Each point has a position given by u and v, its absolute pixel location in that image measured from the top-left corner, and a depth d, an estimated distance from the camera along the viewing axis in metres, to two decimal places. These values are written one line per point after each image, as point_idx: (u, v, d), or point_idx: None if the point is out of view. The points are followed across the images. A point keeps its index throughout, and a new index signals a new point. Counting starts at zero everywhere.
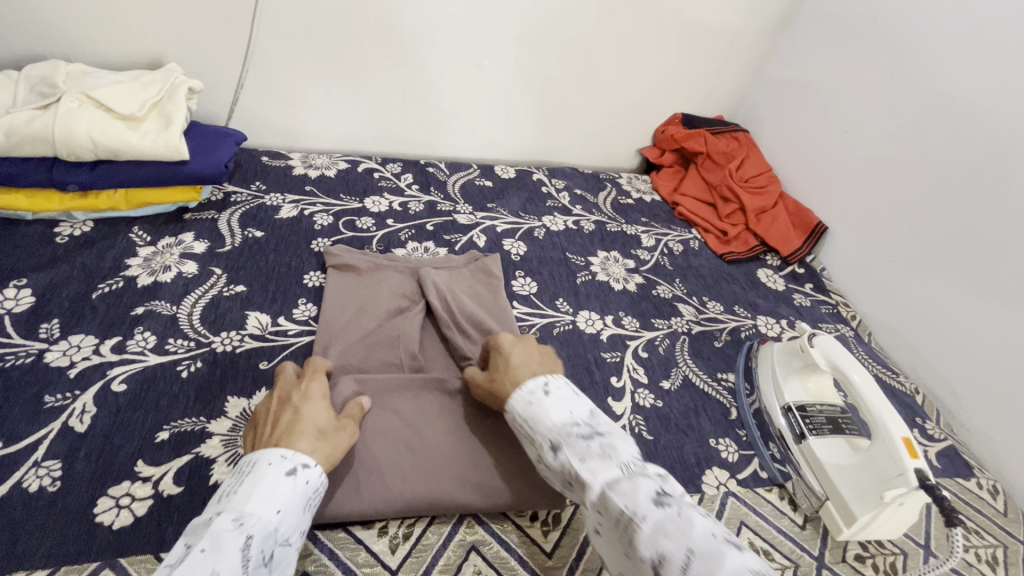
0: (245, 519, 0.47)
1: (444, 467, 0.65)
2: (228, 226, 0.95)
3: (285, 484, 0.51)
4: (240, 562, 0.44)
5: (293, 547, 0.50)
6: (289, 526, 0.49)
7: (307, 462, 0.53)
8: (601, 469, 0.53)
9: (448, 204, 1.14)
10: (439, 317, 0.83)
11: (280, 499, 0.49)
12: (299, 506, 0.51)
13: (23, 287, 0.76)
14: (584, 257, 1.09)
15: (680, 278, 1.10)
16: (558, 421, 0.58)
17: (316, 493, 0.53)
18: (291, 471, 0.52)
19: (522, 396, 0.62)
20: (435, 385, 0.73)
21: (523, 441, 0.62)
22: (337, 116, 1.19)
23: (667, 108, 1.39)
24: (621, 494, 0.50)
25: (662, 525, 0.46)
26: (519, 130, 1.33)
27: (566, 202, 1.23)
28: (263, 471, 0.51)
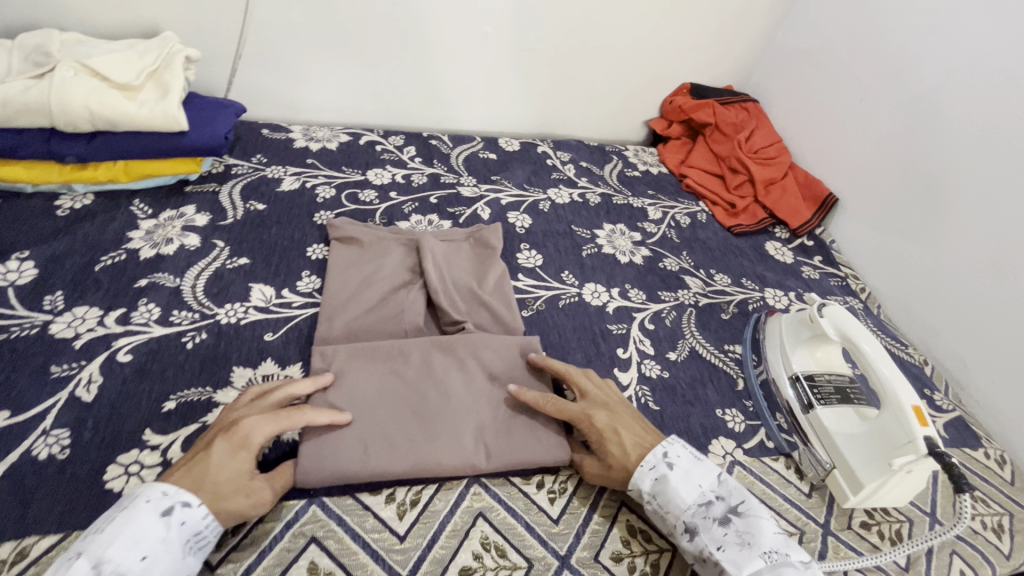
0: (102, 567, 0.46)
1: (450, 429, 0.65)
2: (230, 199, 0.94)
3: (155, 527, 0.49)
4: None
5: None
6: (161, 574, 0.48)
7: (186, 502, 0.51)
8: (744, 560, 0.55)
9: (452, 176, 1.12)
10: (441, 289, 0.82)
11: (146, 544, 0.48)
12: (173, 553, 0.49)
13: (26, 259, 0.76)
14: (590, 230, 1.08)
15: (687, 250, 1.09)
16: (690, 502, 0.59)
17: (201, 533, 0.51)
18: (167, 511, 0.50)
19: (645, 472, 0.62)
20: (439, 351, 0.72)
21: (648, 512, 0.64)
22: (338, 88, 1.17)
23: (675, 77, 1.36)
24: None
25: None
26: (524, 101, 1.30)
27: (572, 174, 1.22)
28: (136, 509, 0.50)
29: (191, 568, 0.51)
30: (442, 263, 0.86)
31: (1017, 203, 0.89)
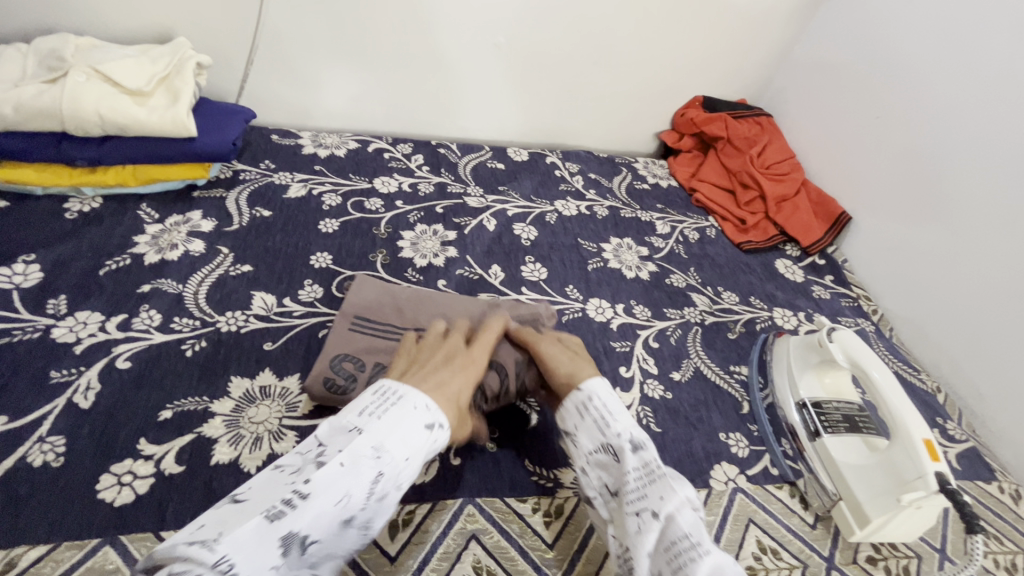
0: (383, 452, 0.49)
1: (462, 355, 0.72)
2: (236, 205, 0.94)
3: (420, 435, 0.52)
4: (367, 495, 0.47)
5: (402, 492, 0.52)
6: (406, 475, 0.51)
7: (443, 423, 0.55)
8: (678, 485, 0.57)
9: (459, 186, 1.11)
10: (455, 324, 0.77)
11: (413, 450, 0.51)
12: (421, 458, 0.53)
13: (32, 262, 0.76)
14: (596, 243, 1.06)
15: (695, 266, 1.07)
16: (632, 426, 0.63)
17: (436, 450, 0.55)
18: (429, 424, 0.54)
19: (607, 387, 0.66)
20: None
21: (580, 427, 0.63)
22: (348, 95, 1.17)
23: (687, 90, 1.34)
24: (689, 524, 0.53)
25: (721, 564, 0.50)
26: (534, 110, 1.29)
27: (580, 186, 1.20)
28: (408, 410, 0.53)
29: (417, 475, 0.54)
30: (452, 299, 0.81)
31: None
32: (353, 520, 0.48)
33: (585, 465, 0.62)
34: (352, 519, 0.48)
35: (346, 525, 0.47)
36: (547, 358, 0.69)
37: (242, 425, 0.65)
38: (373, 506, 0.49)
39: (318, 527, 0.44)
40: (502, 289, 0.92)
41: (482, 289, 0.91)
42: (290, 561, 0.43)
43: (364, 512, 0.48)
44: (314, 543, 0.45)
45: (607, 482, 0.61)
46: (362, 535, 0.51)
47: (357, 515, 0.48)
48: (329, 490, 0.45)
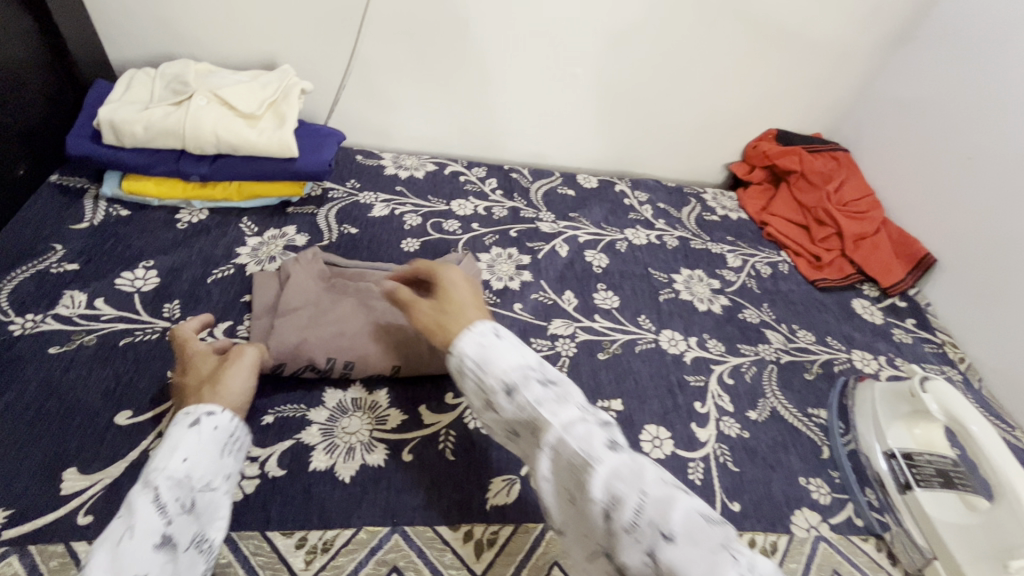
0: (151, 477, 0.51)
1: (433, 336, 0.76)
2: (326, 221, 0.99)
3: (191, 435, 0.54)
4: (159, 517, 0.49)
5: (218, 491, 0.54)
6: (204, 472, 0.53)
7: (211, 410, 0.57)
8: (558, 410, 0.55)
9: (531, 211, 1.14)
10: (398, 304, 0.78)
11: (184, 449, 0.53)
12: (210, 454, 0.55)
13: (150, 268, 0.83)
14: (667, 274, 1.07)
15: (768, 302, 1.05)
16: (509, 365, 0.59)
17: (228, 434, 0.57)
18: (195, 420, 0.56)
19: (473, 338, 0.61)
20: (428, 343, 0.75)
21: (466, 384, 0.61)
22: (428, 120, 1.22)
23: (760, 123, 1.34)
24: (578, 440, 0.53)
25: (616, 469, 0.50)
26: (604, 138, 1.31)
27: (649, 216, 1.21)
28: (166, 429, 0.55)
29: (234, 470, 0.57)
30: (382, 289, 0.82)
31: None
32: (173, 543, 0.49)
33: (485, 421, 0.61)
34: (168, 540, 0.49)
35: (168, 549, 0.49)
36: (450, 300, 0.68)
37: (336, 435, 0.68)
38: (185, 518, 0.51)
39: (119, 570, 0.46)
40: (576, 315, 0.93)
41: (556, 314, 0.92)
42: None
43: (180, 529, 0.50)
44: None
45: (510, 429, 0.58)
46: (208, 553, 0.52)
47: (170, 534, 0.49)
48: (103, 541, 0.47)
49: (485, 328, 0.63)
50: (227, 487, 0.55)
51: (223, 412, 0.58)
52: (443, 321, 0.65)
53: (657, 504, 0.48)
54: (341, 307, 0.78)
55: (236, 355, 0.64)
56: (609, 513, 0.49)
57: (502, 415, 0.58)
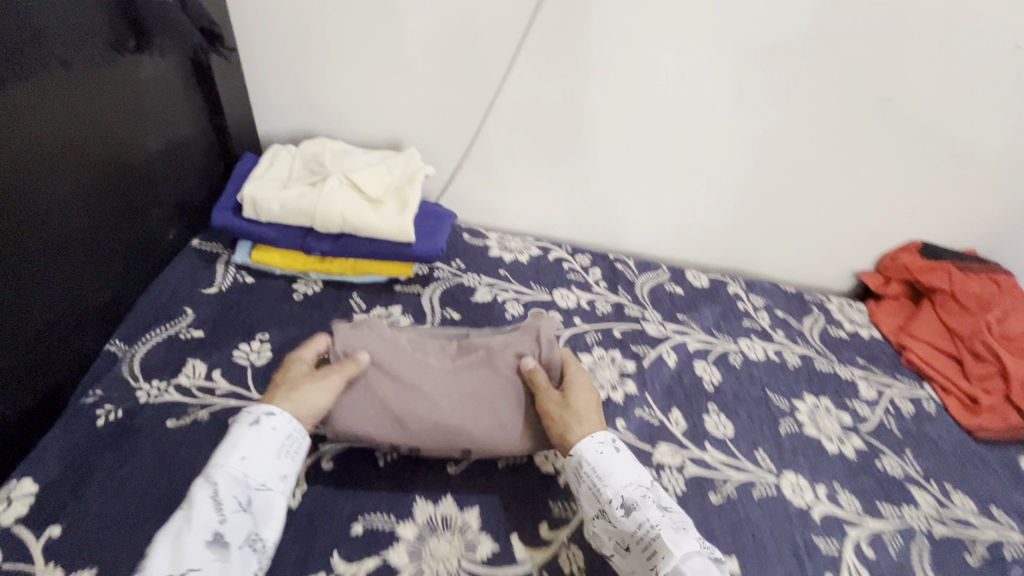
0: (211, 475, 0.58)
1: (505, 414, 0.73)
2: (430, 303, 0.99)
3: (250, 434, 0.62)
4: (213, 512, 0.56)
5: (273, 490, 0.60)
6: (260, 472, 0.60)
7: (269, 412, 0.64)
8: (681, 541, 0.58)
9: (636, 309, 1.08)
10: (461, 376, 0.76)
11: (245, 449, 0.61)
12: (267, 453, 0.62)
13: (265, 341, 0.85)
14: (788, 399, 0.95)
15: (912, 450, 0.91)
16: (627, 481, 0.64)
17: (289, 438, 0.64)
18: (258, 420, 0.64)
19: (592, 444, 0.67)
20: (501, 425, 0.72)
21: (581, 490, 0.66)
22: (537, 203, 1.22)
23: (901, 233, 1.20)
24: (697, 574, 0.56)
25: None
26: (718, 235, 1.24)
27: (766, 325, 1.11)
28: (230, 432, 0.63)
29: (291, 469, 0.63)
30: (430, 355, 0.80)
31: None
32: (225, 539, 0.56)
33: (592, 530, 0.64)
34: (220, 537, 0.55)
35: (221, 545, 0.55)
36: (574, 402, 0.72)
37: (424, 559, 0.64)
38: (240, 516, 0.58)
39: (176, 561, 0.52)
40: (684, 440, 0.84)
41: (662, 437, 0.84)
42: None
43: (232, 527, 0.57)
44: (192, 572, 0.52)
45: (618, 544, 0.62)
46: (260, 550, 0.58)
47: (223, 531, 0.56)
48: (166, 535, 0.54)
49: (605, 437, 0.68)
50: (284, 486, 0.61)
51: (282, 416, 0.65)
52: (569, 430, 0.69)
53: None
54: (407, 372, 0.75)
55: (323, 373, 0.70)
56: None
57: (616, 528, 0.62)
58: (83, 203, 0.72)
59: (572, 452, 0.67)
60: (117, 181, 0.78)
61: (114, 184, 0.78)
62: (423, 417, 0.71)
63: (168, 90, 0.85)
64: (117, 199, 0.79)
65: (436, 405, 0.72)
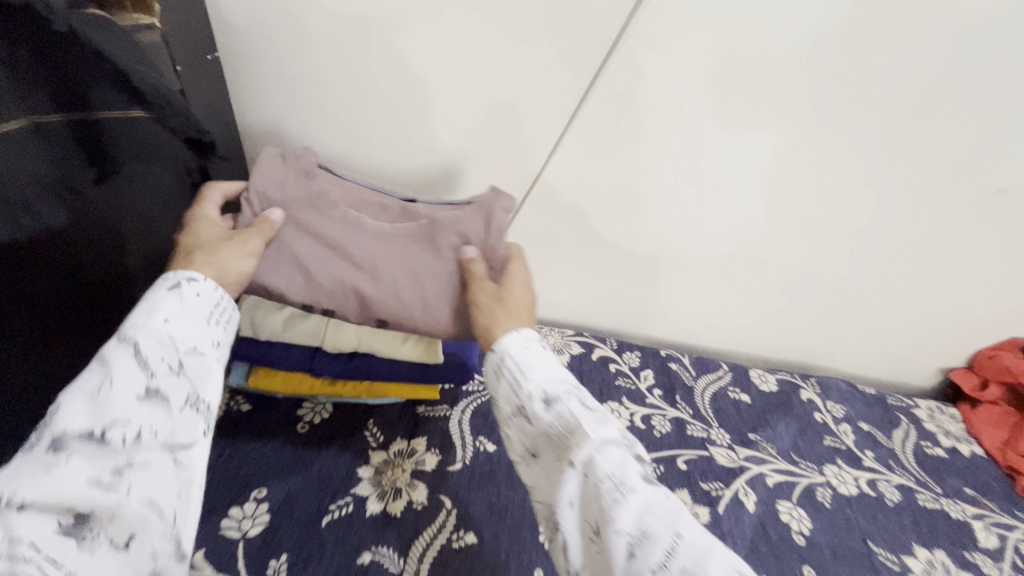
0: (128, 332, 0.49)
1: (435, 287, 0.70)
2: (460, 430, 0.83)
3: (170, 301, 0.52)
4: (141, 368, 0.47)
5: (207, 357, 0.53)
6: (188, 335, 0.52)
7: (190, 277, 0.55)
8: (600, 429, 0.54)
9: (700, 427, 0.92)
10: (378, 265, 0.70)
11: (167, 310, 0.51)
12: (193, 320, 0.53)
13: (261, 501, 0.69)
14: (896, 555, 0.78)
15: None
16: (547, 378, 0.58)
17: (211, 305, 0.55)
18: (174, 292, 0.53)
19: (521, 340, 0.61)
20: (424, 301, 0.70)
21: (498, 385, 0.60)
22: (577, 291, 1.06)
23: (999, 328, 1.04)
24: (611, 464, 0.52)
25: (650, 503, 0.50)
26: (783, 327, 1.09)
27: (851, 443, 0.94)
28: (145, 297, 0.52)
29: (223, 337, 0.56)
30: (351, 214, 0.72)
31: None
32: (164, 394, 0.48)
33: (508, 431, 0.59)
34: (157, 391, 0.48)
35: (158, 397, 0.47)
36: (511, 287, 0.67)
37: None
38: (175, 379, 0.49)
39: (96, 417, 0.44)
40: None
41: None
42: (86, 452, 0.43)
43: (172, 386, 0.49)
44: (121, 425, 0.45)
45: (529, 446, 0.58)
46: (205, 414, 0.51)
47: (160, 387, 0.48)
48: (74, 392, 0.45)
49: (533, 335, 0.62)
50: (217, 354, 0.54)
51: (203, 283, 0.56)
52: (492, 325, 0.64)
53: (692, 556, 0.47)
54: (332, 234, 0.70)
55: (241, 237, 0.62)
56: (632, 551, 0.48)
57: (537, 429, 0.57)
58: (28, 360, 0.58)
59: (494, 351, 0.62)
60: (77, 320, 0.63)
61: (65, 326, 0.62)
62: (340, 285, 0.70)
63: (163, 199, 0.71)
64: (67, 342, 0.62)
65: (353, 274, 0.70)
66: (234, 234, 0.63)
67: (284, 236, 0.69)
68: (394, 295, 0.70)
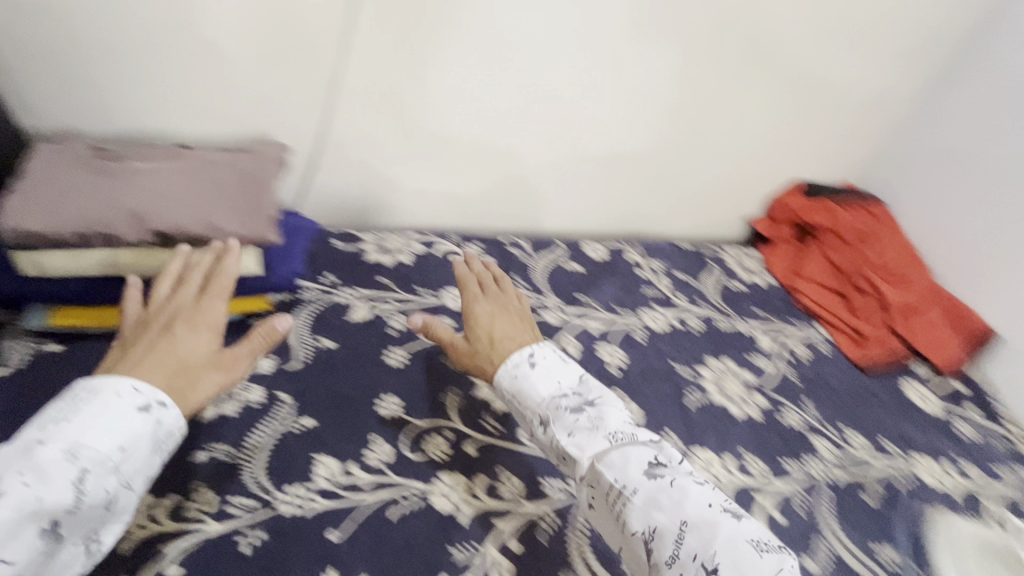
0: (78, 453, 0.51)
1: (216, 209, 0.77)
2: (297, 334, 0.84)
3: (133, 419, 0.55)
4: (71, 497, 0.49)
5: (134, 492, 0.55)
6: (132, 469, 0.54)
7: (163, 401, 0.58)
8: (589, 445, 0.67)
9: (534, 297, 1.00)
10: (162, 194, 0.75)
11: (124, 437, 0.54)
12: (145, 451, 0.55)
13: None
14: (692, 367, 0.93)
15: (811, 398, 0.92)
16: (546, 395, 0.71)
17: (169, 434, 0.58)
18: (146, 405, 0.56)
19: (509, 370, 0.73)
20: (207, 223, 0.75)
21: (515, 414, 0.74)
22: (414, 194, 1.09)
23: (785, 174, 1.21)
24: (613, 470, 0.64)
25: (655, 499, 0.61)
26: (610, 203, 1.19)
27: (667, 290, 1.08)
28: (107, 400, 0.55)
29: (156, 471, 0.57)
30: (130, 166, 0.77)
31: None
32: (63, 531, 0.49)
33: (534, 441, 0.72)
34: (56, 528, 0.49)
35: (56, 535, 0.49)
36: (480, 319, 0.79)
37: None
38: (95, 514, 0.51)
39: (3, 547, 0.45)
40: None
41: None
42: None
43: (77, 523, 0.50)
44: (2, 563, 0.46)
45: (556, 457, 0.70)
46: (89, 555, 0.52)
47: (64, 524, 0.49)
48: (9, 505, 0.46)
49: (521, 356, 0.74)
50: (145, 487, 0.56)
51: (173, 409, 0.59)
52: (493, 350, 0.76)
53: (699, 541, 0.58)
54: (107, 182, 0.75)
55: (230, 358, 0.66)
56: (649, 545, 0.60)
57: (545, 440, 0.70)
58: None
59: (500, 378, 0.74)
60: None
61: None
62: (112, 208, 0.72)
63: None
64: None
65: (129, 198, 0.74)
66: (223, 352, 0.66)
67: (44, 194, 0.72)
68: (144, 206, 0.74)
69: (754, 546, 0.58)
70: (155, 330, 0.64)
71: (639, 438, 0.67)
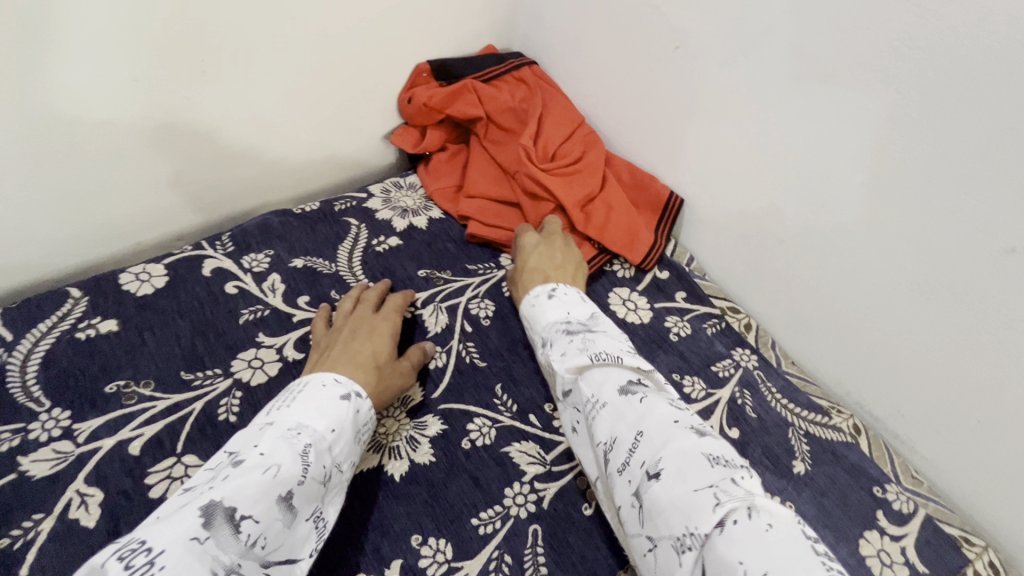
0: (302, 428, 0.49)
1: None
2: None
3: (338, 406, 0.53)
4: (301, 466, 0.46)
5: (343, 475, 0.51)
6: (341, 453, 0.51)
7: (359, 392, 0.55)
8: (575, 359, 0.58)
9: (6, 435, 0.54)
10: None
11: (333, 420, 0.51)
12: (351, 436, 0.52)
13: None
14: None
15: (502, 383, 0.66)
16: (554, 319, 0.64)
17: (364, 425, 0.55)
18: (346, 395, 0.54)
19: (529, 299, 0.68)
20: None
21: (528, 341, 0.69)
22: None
23: (400, 58, 0.84)
24: (590, 385, 0.55)
25: (620, 411, 0.51)
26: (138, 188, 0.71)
27: (278, 301, 0.70)
28: (318, 390, 0.53)
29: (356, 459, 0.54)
30: None
31: (1013, 158, 0.50)
32: (295, 504, 0.45)
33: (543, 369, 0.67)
34: (291, 498, 0.44)
35: (290, 505, 0.44)
36: (525, 249, 0.74)
37: None
38: (316, 489, 0.47)
39: (245, 498, 0.42)
40: None
41: None
42: (221, 540, 0.39)
43: (305, 496, 0.46)
44: (250, 520, 0.41)
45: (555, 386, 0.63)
46: (319, 532, 0.48)
47: (296, 494, 0.45)
48: (242, 472, 0.43)
49: (543, 287, 0.68)
50: (349, 474, 0.52)
51: (368, 402, 0.56)
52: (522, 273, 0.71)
53: (651, 449, 0.47)
54: None
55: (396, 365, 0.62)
56: (608, 455, 0.50)
57: (546, 367, 0.64)
58: None
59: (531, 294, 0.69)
60: None
61: None
62: None
63: None
64: None
65: None
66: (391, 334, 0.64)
67: None
68: None
69: (706, 459, 0.44)
70: (344, 334, 0.63)
71: (626, 362, 0.56)
